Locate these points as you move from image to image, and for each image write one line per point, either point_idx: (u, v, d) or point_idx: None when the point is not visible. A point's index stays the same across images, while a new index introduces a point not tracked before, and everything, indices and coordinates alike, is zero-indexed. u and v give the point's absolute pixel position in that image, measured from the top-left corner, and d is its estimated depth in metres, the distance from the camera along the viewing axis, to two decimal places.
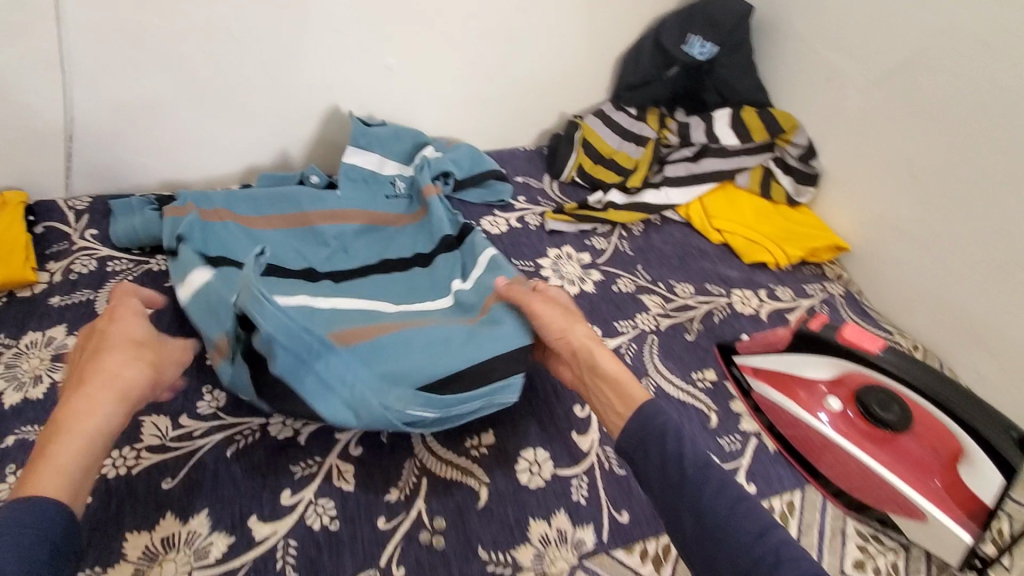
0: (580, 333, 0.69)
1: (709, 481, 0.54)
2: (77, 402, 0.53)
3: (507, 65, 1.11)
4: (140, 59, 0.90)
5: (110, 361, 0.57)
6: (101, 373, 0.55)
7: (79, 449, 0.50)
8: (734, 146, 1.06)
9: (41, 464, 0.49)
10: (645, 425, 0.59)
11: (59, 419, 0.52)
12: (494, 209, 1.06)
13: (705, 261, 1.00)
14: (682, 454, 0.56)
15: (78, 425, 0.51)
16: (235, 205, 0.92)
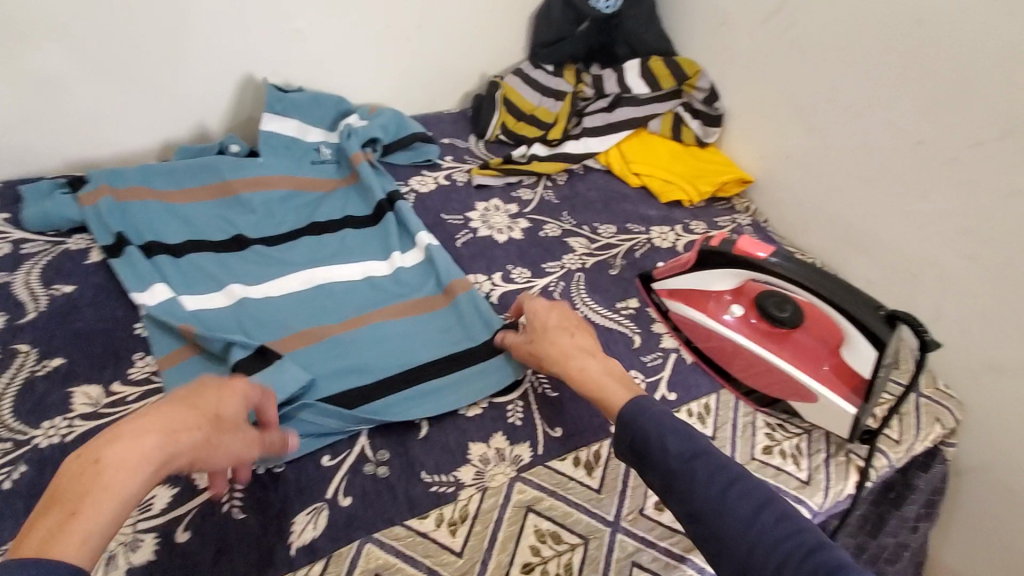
0: (551, 353, 0.67)
1: (700, 471, 0.52)
2: (144, 450, 0.45)
3: (424, 27, 1.12)
4: (34, 31, 0.86)
5: (179, 417, 0.49)
6: (180, 429, 0.48)
7: (113, 507, 0.43)
8: (644, 95, 1.13)
9: (71, 506, 0.41)
10: (627, 425, 0.57)
11: (113, 459, 0.44)
12: (422, 169, 1.08)
13: (627, 204, 1.06)
14: (666, 450, 0.54)
15: (118, 479, 0.43)
16: (153, 180, 0.91)
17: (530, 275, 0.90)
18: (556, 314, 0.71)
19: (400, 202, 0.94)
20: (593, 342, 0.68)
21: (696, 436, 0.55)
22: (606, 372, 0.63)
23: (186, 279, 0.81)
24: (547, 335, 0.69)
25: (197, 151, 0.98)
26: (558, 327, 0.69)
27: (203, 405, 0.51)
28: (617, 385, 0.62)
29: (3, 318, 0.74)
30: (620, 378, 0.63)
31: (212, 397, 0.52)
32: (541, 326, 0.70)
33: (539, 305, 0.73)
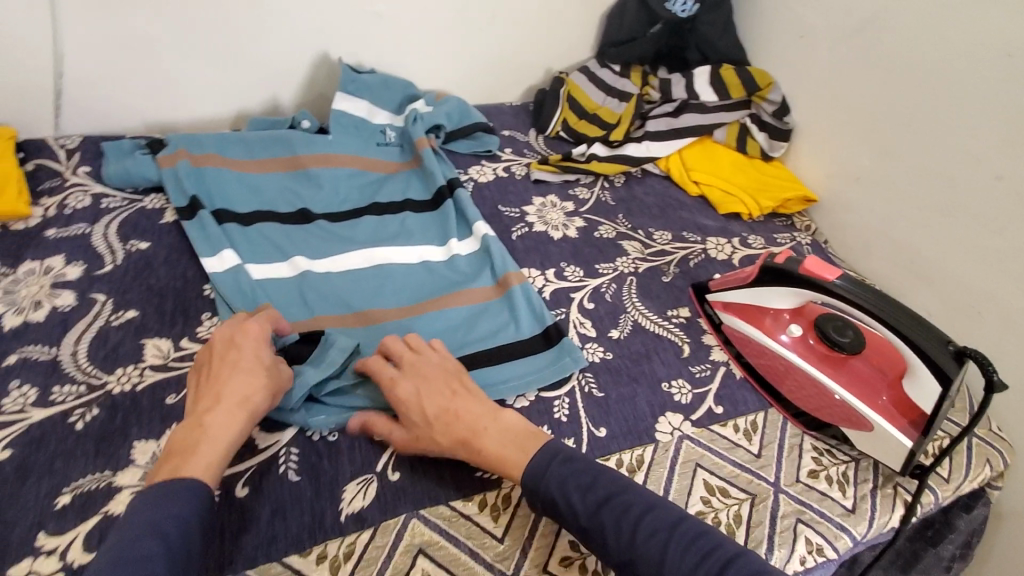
0: (447, 444, 0.60)
1: (608, 520, 0.53)
2: (232, 410, 0.57)
3: (496, 18, 1.12)
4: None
5: (247, 378, 0.59)
6: (251, 388, 0.59)
7: (222, 456, 0.54)
8: (712, 103, 1.11)
9: (189, 456, 0.53)
10: (534, 489, 0.56)
11: (211, 422, 0.56)
12: (481, 159, 1.09)
13: (683, 212, 1.05)
14: (571, 506, 0.55)
15: (218, 436, 0.55)
16: (226, 149, 0.94)
17: (583, 275, 0.90)
18: (429, 395, 0.62)
19: (460, 191, 0.95)
20: (478, 402, 0.62)
21: (598, 479, 0.55)
22: (504, 436, 0.60)
23: (253, 248, 0.84)
24: (444, 422, 0.61)
25: (271, 125, 1.01)
26: (438, 413, 0.61)
27: (256, 362, 0.61)
28: (516, 448, 0.59)
29: (82, 267, 0.78)
30: (519, 438, 0.60)
31: (258, 352, 0.62)
32: (424, 413, 0.61)
33: (406, 394, 0.63)
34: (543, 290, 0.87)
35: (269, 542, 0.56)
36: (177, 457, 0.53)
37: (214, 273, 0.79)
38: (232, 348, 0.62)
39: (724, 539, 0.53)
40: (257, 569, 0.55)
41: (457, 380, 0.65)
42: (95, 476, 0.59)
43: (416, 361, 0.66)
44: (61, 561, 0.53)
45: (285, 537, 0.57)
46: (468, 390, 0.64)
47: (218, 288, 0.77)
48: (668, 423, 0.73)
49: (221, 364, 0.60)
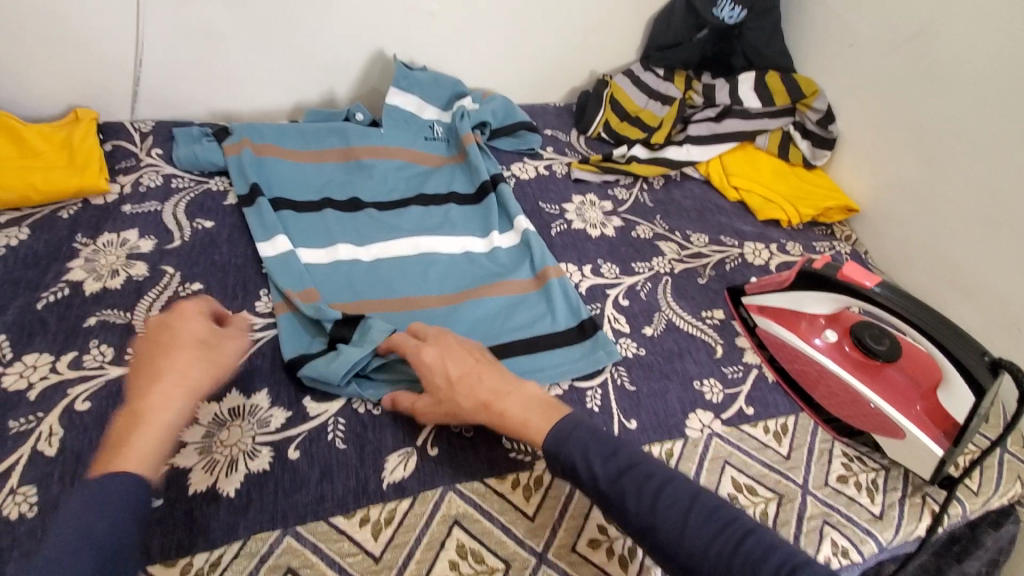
0: (469, 405, 0.63)
1: (629, 488, 0.55)
2: (164, 391, 0.58)
3: (545, 21, 1.15)
4: None
5: (179, 359, 0.61)
6: (181, 366, 0.61)
7: (165, 434, 0.56)
8: (756, 110, 1.12)
9: (125, 441, 0.54)
10: (555, 454, 0.58)
11: (144, 406, 0.57)
12: (524, 157, 1.12)
13: (722, 216, 1.06)
14: (593, 474, 0.56)
15: (160, 414, 0.57)
16: (284, 139, 1.00)
17: (619, 272, 0.92)
18: (453, 359, 0.65)
19: (503, 185, 0.99)
20: (499, 373, 0.65)
21: (620, 449, 0.57)
22: (527, 404, 0.62)
23: (307, 232, 0.89)
24: (466, 386, 0.64)
25: (327, 117, 1.06)
26: (462, 376, 0.64)
27: (183, 343, 0.63)
28: (539, 414, 0.62)
29: (153, 241, 0.84)
30: (542, 406, 0.63)
31: (183, 335, 0.64)
32: (449, 375, 0.64)
33: (432, 358, 0.66)
34: (580, 285, 0.89)
35: (317, 502, 0.61)
36: (114, 446, 0.54)
37: (265, 258, 0.83)
38: (165, 333, 0.64)
39: (743, 514, 0.54)
40: (306, 525, 0.59)
41: (480, 352, 0.68)
42: None
43: (442, 333, 0.70)
44: None
45: (333, 499, 0.61)
46: (490, 361, 0.67)
47: (270, 271, 0.82)
48: (699, 420, 0.74)
49: (155, 348, 0.62)
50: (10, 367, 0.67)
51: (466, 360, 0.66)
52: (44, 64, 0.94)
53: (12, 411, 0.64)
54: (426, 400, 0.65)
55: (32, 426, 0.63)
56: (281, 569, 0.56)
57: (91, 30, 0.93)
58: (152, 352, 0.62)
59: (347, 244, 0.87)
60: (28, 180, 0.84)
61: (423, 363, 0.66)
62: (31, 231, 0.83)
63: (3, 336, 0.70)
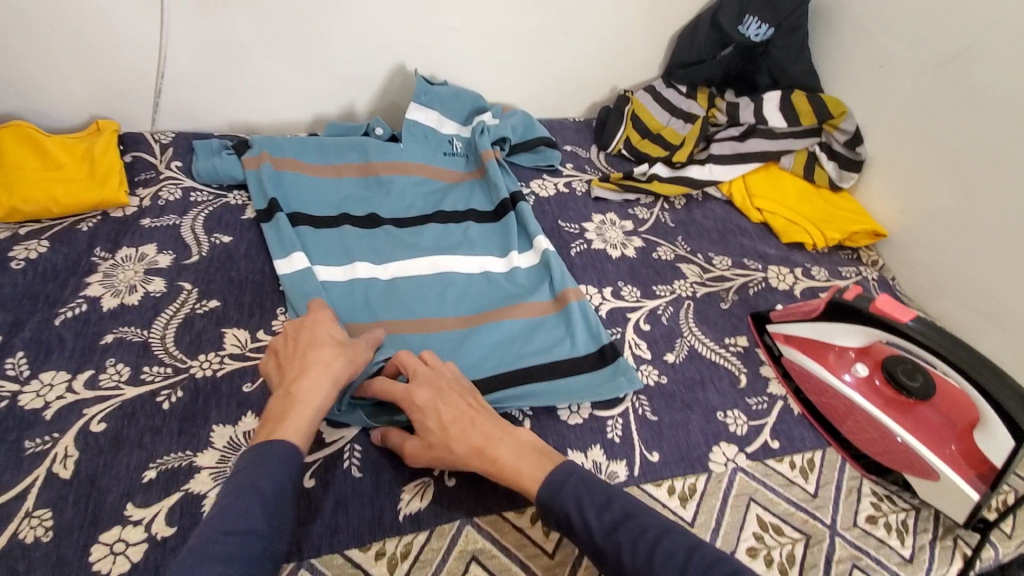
0: (462, 451, 0.61)
1: (625, 540, 0.53)
2: (312, 378, 0.61)
3: (568, 36, 1.14)
4: None
5: (321, 350, 0.64)
6: (328, 357, 0.63)
7: (311, 417, 0.59)
8: (781, 129, 1.10)
9: (282, 419, 0.58)
10: (549, 505, 0.57)
11: (298, 389, 0.60)
12: (543, 173, 1.11)
13: (744, 238, 1.04)
14: (588, 527, 0.54)
15: (307, 400, 0.59)
16: (304, 154, 0.99)
17: (640, 295, 0.90)
18: (446, 403, 0.63)
19: (523, 204, 0.97)
20: (491, 418, 0.64)
21: (613, 500, 0.56)
22: (520, 449, 0.61)
23: (325, 249, 0.88)
24: (459, 432, 0.61)
25: (346, 130, 1.06)
26: (455, 420, 0.62)
27: (333, 336, 0.66)
28: (533, 459, 0.60)
29: (172, 256, 0.84)
30: (534, 451, 0.61)
31: (331, 329, 0.67)
32: (442, 420, 0.62)
33: (424, 400, 0.63)
34: (600, 308, 0.88)
35: (332, 534, 0.59)
36: (269, 422, 0.58)
37: (282, 274, 0.82)
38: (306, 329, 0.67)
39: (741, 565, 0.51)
40: (320, 558, 0.58)
41: (470, 395, 0.66)
42: (179, 454, 0.64)
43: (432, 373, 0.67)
44: (146, 532, 0.57)
45: (348, 530, 0.60)
46: (481, 405, 0.65)
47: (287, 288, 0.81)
48: (723, 453, 0.72)
49: (298, 343, 0.65)
50: (27, 385, 0.67)
51: (459, 404, 0.64)
52: (67, 75, 0.94)
53: (28, 430, 0.63)
54: (414, 445, 0.62)
55: (48, 446, 0.62)
56: None
57: (115, 42, 0.93)
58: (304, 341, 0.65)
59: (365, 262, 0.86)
60: (48, 193, 0.84)
61: (414, 405, 0.63)
62: (51, 244, 0.83)
63: (21, 353, 0.70)
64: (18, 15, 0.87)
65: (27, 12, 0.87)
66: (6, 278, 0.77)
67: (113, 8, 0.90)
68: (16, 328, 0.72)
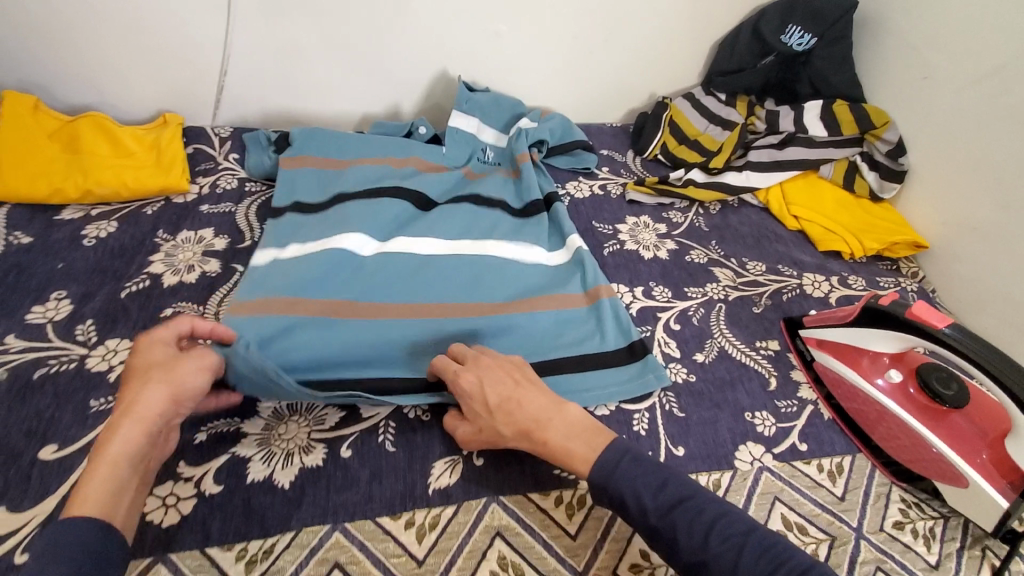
0: (512, 433, 0.63)
1: (680, 521, 0.55)
2: (117, 425, 0.54)
3: (608, 43, 1.17)
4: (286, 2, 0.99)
5: (131, 390, 0.56)
6: (135, 397, 0.56)
7: (113, 470, 0.52)
8: (820, 138, 1.10)
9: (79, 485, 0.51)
10: (603, 487, 0.59)
11: (98, 444, 0.53)
12: (579, 176, 1.13)
13: (780, 245, 1.04)
14: (644, 507, 0.56)
15: (112, 451, 0.53)
16: (342, 151, 1.02)
17: (671, 296, 0.92)
18: (492, 386, 0.65)
19: (558, 205, 0.99)
20: (539, 397, 0.65)
21: (668, 483, 0.58)
22: (570, 430, 0.63)
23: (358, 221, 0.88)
24: (506, 416, 0.63)
25: (386, 130, 1.09)
26: (502, 403, 0.64)
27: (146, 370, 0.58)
28: (582, 440, 0.62)
29: (227, 240, 0.89)
30: (582, 431, 0.63)
31: (145, 361, 0.59)
32: (491, 403, 0.64)
33: (471, 386, 0.65)
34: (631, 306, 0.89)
35: (366, 501, 0.62)
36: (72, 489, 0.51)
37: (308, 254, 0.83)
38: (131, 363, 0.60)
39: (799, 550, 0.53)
40: (354, 522, 0.60)
41: (517, 372, 0.68)
42: (226, 420, 0.67)
43: (480, 354, 0.69)
44: (195, 489, 0.61)
45: (380, 499, 0.63)
46: (529, 382, 0.67)
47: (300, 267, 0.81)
48: (749, 452, 0.72)
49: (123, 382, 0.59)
50: (94, 350, 0.72)
51: (507, 384, 0.65)
52: (141, 72, 1.02)
53: (94, 391, 0.68)
54: (466, 427, 0.66)
55: (111, 406, 0.67)
56: (329, 563, 0.57)
57: (185, 44, 1.00)
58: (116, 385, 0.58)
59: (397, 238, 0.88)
60: (119, 177, 0.91)
61: (462, 390, 0.66)
62: (120, 225, 0.89)
63: (91, 320, 0.75)
64: (101, 18, 0.95)
65: (108, 14, 0.95)
66: (79, 254, 0.84)
67: (186, 10, 0.97)
68: (87, 298, 0.78)
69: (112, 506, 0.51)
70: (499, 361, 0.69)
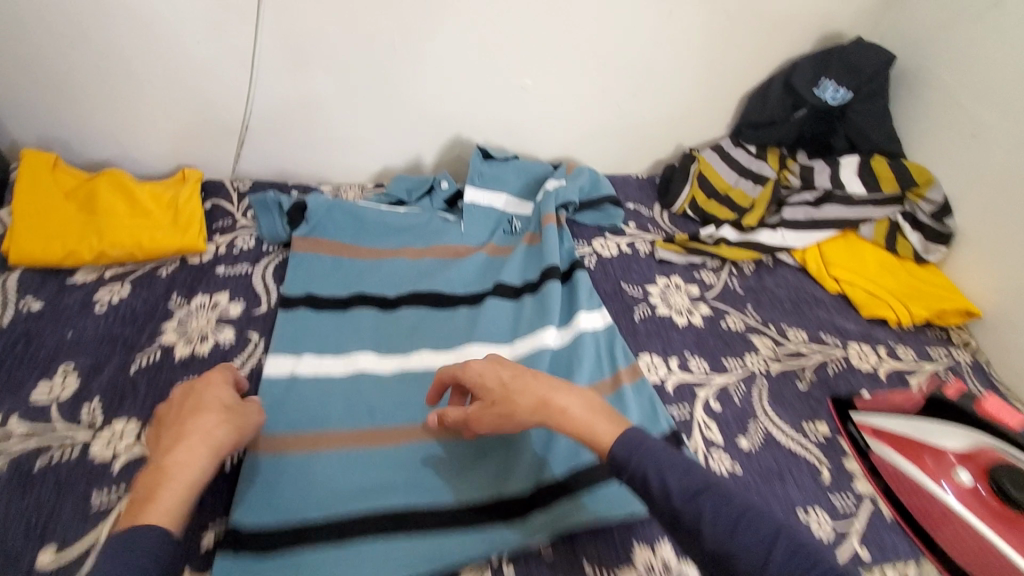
0: (527, 404, 0.59)
1: (708, 509, 0.48)
2: (189, 449, 0.55)
3: (637, 95, 1.13)
4: (309, 59, 0.97)
5: (204, 419, 0.59)
6: (211, 425, 0.58)
7: (185, 493, 0.53)
8: (859, 195, 1.05)
9: (147, 500, 0.51)
10: (624, 465, 0.53)
11: (163, 466, 0.54)
12: (605, 232, 1.10)
13: (821, 310, 0.99)
14: (666, 489, 0.50)
15: (188, 470, 0.54)
16: (361, 237, 0.98)
17: (708, 369, 0.86)
18: (505, 364, 0.63)
19: (581, 273, 0.96)
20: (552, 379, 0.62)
21: (694, 469, 0.51)
22: (588, 405, 0.59)
23: (372, 336, 0.83)
24: (520, 383, 0.60)
25: (415, 183, 1.06)
26: (515, 377, 0.61)
27: (213, 403, 0.61)
28: (604, 418, 0.57)
29: (242, 305, 0.86)
30: (602, 408, 0.59)
31: (211, 398, 0.62)
32: (503, 381, 0.61)
33: (482, 362, 0.63)
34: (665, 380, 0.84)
35: None
36: (130, 506, 0.51)
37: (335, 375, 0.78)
38: (190, 396, 0.62)
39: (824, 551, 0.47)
40: None
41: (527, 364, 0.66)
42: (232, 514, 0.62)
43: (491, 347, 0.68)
44: None
45: None
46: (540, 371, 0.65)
47: (311, 393, 0.75)
48: None
49: (180, 411, 0.60)
50: (100, 433, 0.68)
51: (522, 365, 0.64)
52: (159, 126, 1.00)
53: (97, 481, 0.64)
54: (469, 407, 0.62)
55: (114, 500, 0.62)
56: None
57: (205, 98, 0.98)
58: (176, 419, 0.59)
59: (419, 350, 0.82)
60: (136, 237, 0.88)
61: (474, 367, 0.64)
62: (133, 288, 0.86)
63: (97, 399, 0.71)
64: (122, 73, 0.93)
65: (130, 69, 0.93)
66: (90, 321, 0.81)
67: (207, 68, 0.94)
68: (95, 372, 0.75)
69: (177, 524, 0.51)
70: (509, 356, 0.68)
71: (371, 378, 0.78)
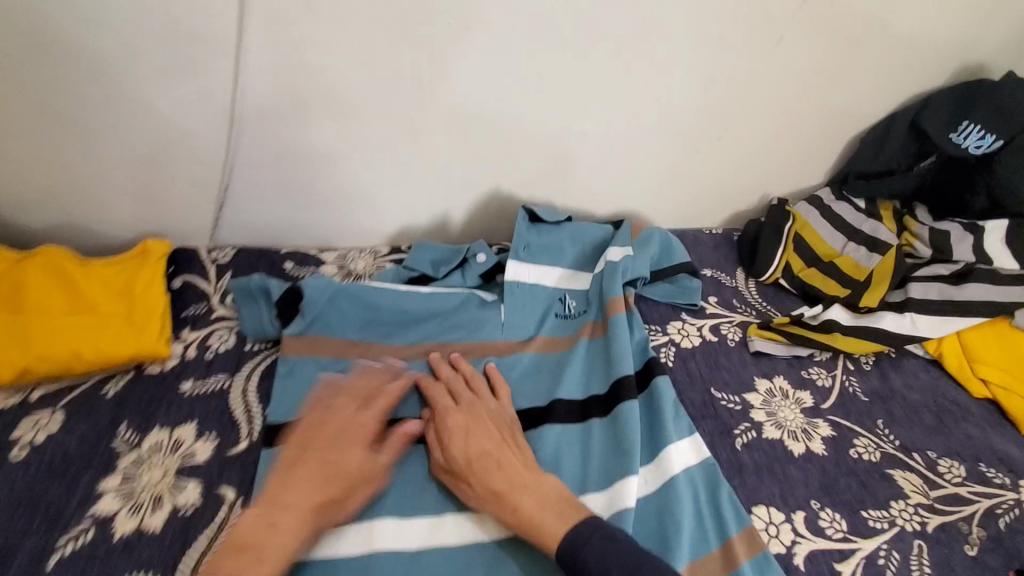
0: (483, 492, 0.57)
1: None
2: (302, 523, 0.53)
3: (721, 139, 0.90)
4: (310, 103, 0.74)
5: (329, 494, 0.56)
6: (331, 505, 0.56)
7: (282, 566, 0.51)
8: (1009, 272, 0.83)
9: (247, 547, 0.50)
10: (568, 563, 0.51)
11: (278, 524, 0.52)
12: (681, 312, 0.86)
13: (971, 426, 0.77)
14: None
15: (292, 544, 0.52)
16: (372, 331, 0.74)
17: (847, 529, 0.65)
18: (476, 436, 0.61)
19: (661, 378, 0.72)
20: (521, 460, 0.60)
21: (642, 563, 0.49)
22: (543, 500, 0.56)
23: (394, 491, 0.61)
24: (480, 462, 0.58)
25: (442, 254, 0.84)
26: (481, 454, 0.59)
27: (348, 476, 0.58)
28: (555, 513, 0.55)
29: (214, 442, 0.63)
30: (559, 503, 0.56)
31: (350, 466, 0.58)
32: (467, 457, 0.59)
33: (456, 426, 0.62)
34: (792, 549, 0.63)
35: None
36: (229, 553, 0.50)
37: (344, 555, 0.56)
38: (333, 449, 0.59)
39: None
40: None
41: (506, 430, 0.63)
42: None
43: (476, 403, 0.65)
44: None
45: None
46: (516, 444, 0.62)
47: None
48: None
49: (318, 463, 0.57)
50: None
51: (495, 431, 0.62)
52: (113, 185, 0.77)
53: None
54: (437, 464, 0.62)
55: None
56: None
57: (171, 151, 0.75)
58: (305, 466, 0.57)
59: (458, 510, 0.61)
60: (71, 344, 0.66)
61: (443, 428, 0.62)
62: (66, 418, 0.64)
63: None
64: (59, 119, 0.70)
65: (72, 117, 0.70)
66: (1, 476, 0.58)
67: (173, 115, 0.72)
68: None
69: None
70: (493, 412, 0.65)
71: (397, 559, 0.56)
